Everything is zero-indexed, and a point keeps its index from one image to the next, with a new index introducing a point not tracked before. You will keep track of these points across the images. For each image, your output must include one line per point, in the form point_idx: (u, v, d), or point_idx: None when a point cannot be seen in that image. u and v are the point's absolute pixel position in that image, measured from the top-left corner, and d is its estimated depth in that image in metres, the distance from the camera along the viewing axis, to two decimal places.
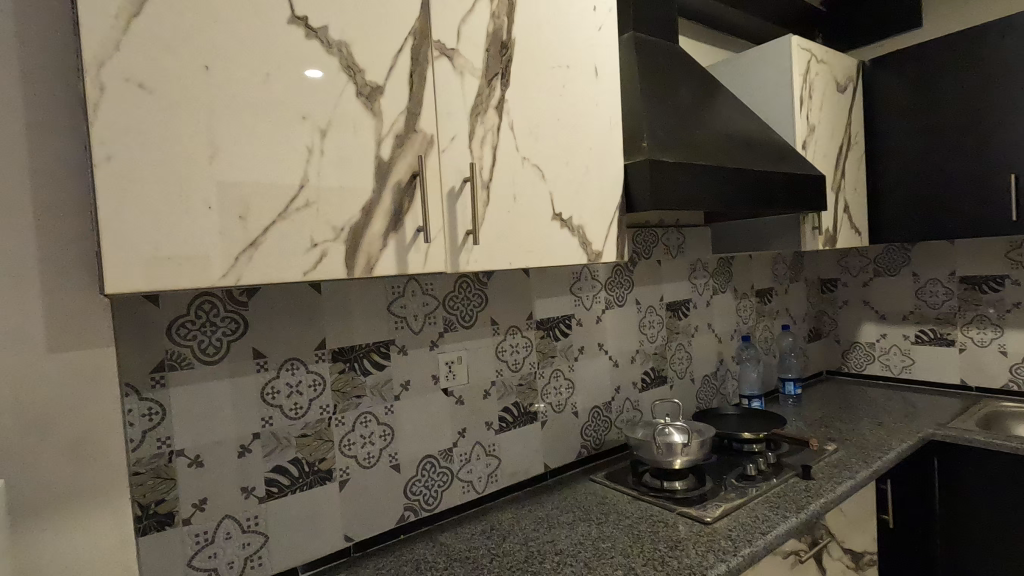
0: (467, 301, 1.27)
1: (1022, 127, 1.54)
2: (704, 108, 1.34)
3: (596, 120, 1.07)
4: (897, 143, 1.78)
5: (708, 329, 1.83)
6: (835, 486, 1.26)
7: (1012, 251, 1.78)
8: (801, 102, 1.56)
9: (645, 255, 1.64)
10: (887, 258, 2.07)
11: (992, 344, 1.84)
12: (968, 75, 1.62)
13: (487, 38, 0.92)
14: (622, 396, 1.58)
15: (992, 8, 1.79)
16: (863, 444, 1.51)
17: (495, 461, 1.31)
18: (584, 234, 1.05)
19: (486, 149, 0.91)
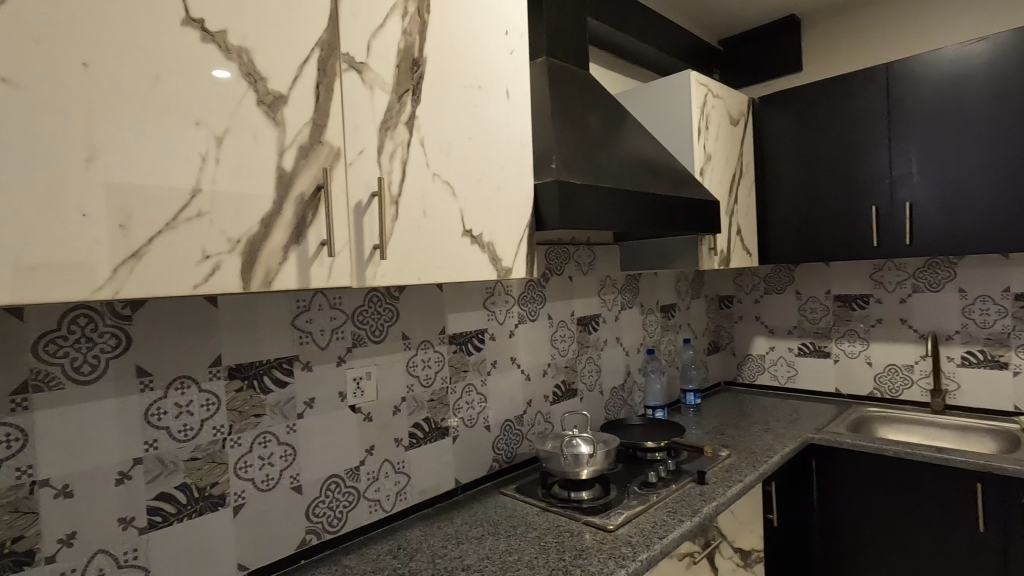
0: (377, 315, 1.25)
1: (880, 164, 1.75)
2: (611, 133, 1.42)
3: (506, 140, 1.10)
4: (782, 173, 1.97)
5: (616, 342, 1.91)
6: (726, 490, 1.35)
7: (876, 273, 2.01)
8: (699, 133, 1.69)
9: (557, 271, 1.70)
10: (775, 277, 2.27)
11: (861, 355, 2.06)
12: (839, 116, 1.82)
13: (398, 54, 0.92)
14: (534, 409, 1.61)
15: (858, 58, 2.02)
16: (752, 449, 1.63)
17: (404, 479, 1.29)
18: (494, 250, 1.07)
19: (396, 163, 0.91)
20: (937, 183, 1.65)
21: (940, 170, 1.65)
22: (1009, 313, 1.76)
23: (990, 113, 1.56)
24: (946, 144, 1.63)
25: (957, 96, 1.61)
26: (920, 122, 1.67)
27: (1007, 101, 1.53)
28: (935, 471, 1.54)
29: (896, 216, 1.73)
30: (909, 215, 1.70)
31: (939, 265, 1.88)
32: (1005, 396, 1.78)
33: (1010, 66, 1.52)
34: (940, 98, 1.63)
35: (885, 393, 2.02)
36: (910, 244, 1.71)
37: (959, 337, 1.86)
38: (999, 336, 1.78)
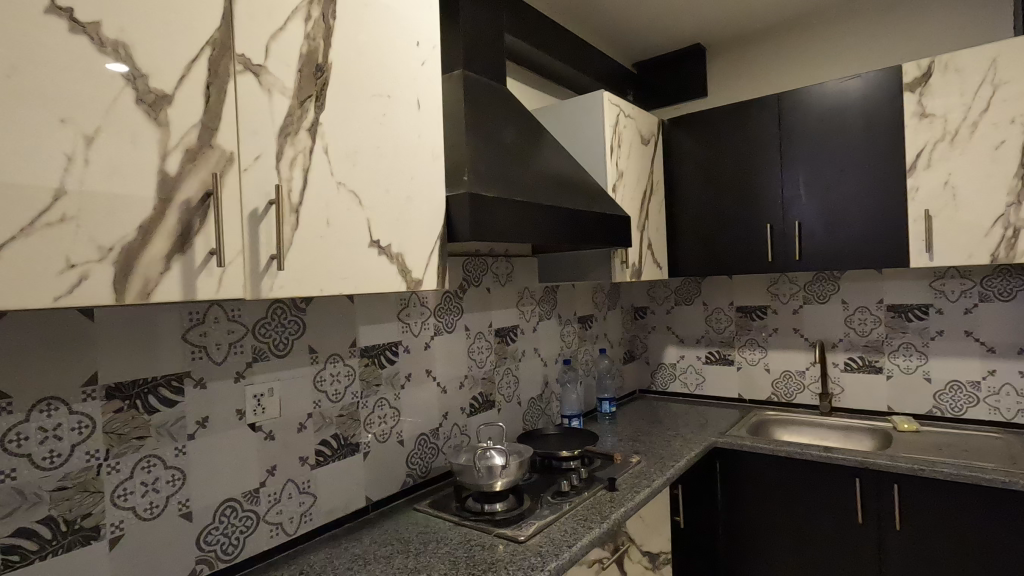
0: (282, 328, 1.19)
1: (774, 186, 1.90)
2: (527, 147, 1.45)
3: (417, 151, 1.09)
4: (689, 191, 2.09)
5: (534, 353, 1.93)
6: (635, 495, 1.40)
7: (772, 286, 2.17)
8: (611, 150, 1.76)
9: (474, 282, 1.70)
10: (684, 289, 2.39)
11: (760, 363, 2.21)
12: (738, 139, 1.96)
13: (300, 58, 0.89)
14: (450, 422, 1.59)
15: (755, 87, 2.19)
16: (661, 455, 1.70)
17: (310, 499, 1.23)
18: (403, 262, 1.06)
19: (296, 171, 0.88)
20: (822, 204, 1.81)
21: (824, 193, 1.81)
22: (883, 322, 1.95)
23: (864, 142, 1.73)
24: (828, 169, 1.80)
25: (837, 126, 1.77)
26: (807, 148, 1.83)
27: (879, 132, 1.70)
28: (821, 468, 1.67)
29: (788, 233, 1.88)
30: (798, 233, 1.85)
31: (825, 279, 2.06)
32: (880, 398, 1.97)
33: (880, 101, 1.69)
34: (823, 127, 1.80)
35: (781, 398, 2.17)
36: (799, 260, 1.86)
37: (842, 345, 2.03)
38: (875, 343, 1.97)
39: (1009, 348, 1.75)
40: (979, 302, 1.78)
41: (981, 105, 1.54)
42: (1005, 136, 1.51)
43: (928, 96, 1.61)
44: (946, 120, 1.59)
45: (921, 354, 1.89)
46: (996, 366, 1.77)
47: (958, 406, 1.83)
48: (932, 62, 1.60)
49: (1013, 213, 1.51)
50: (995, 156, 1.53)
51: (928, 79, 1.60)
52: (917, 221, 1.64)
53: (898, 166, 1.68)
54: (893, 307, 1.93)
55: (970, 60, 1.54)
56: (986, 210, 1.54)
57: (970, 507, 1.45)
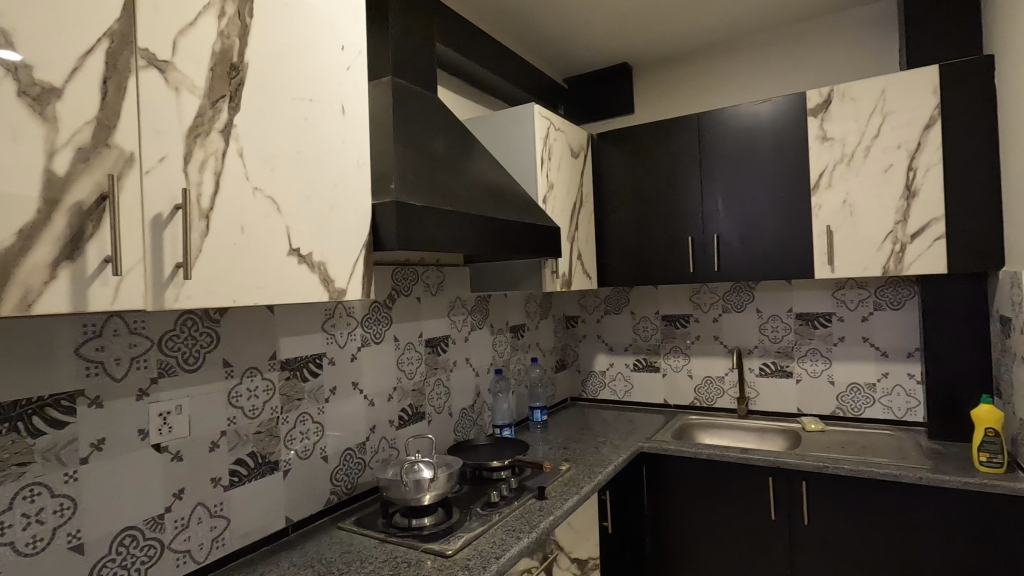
0: (192, 341, 1.12)
1: (695, 201, 2.00)
2: (457, 157, 1.44)
3: (342, 157, 1.06)
4: (617, 204, 2.16)
5: (466, 363, 1.92)
6: (564, 503, 1.41)
7: (694, 295, 2.28)
8: (542, 163, 1.79)
9: (404, 292, 1.67)
10: (613, 299, 2.46)
11: (683, 369, 2.31)
12: (662, 155, 2.05)
13: (213, 56, 0.85)
14: (377, 436, 1.55)
15: (677, 106, 2.30)
16: (590, 462, 1.73)
17: (223, 523, 1.15)
18: (326, 271, 1.02)
19: (206, 174, 0.83)
20: (737, 218, 1.92)
21: (739, 208, 1.92)
22: (792, 330, 2.09)
23: (774, 162, 1.85)
24: (743, 185, 1.91)
25: (751, 146, 1.89)
26: (724, 165, 1.94)
27: (787, 152, 1.83)
28: (739, 470, 1.75)
29: (707, 245, 1.98)
30: (717, 246, 1.95)
31: (741, 289, 2.18)
32: (791, 401, 2.10)
33: (787, 125, 1.82)
34: (739, 147, 1.91)
35: (703, 402, 2.27)
36: (717, 271, 1.96)
37: (757, 351, 2.16)
38: (786, 350, 2.10)
39: (900, 352, 1.91)
40: (874, 311, 1.95)
41: (872, 132, 1.69)
42: (893, 160, 1.67)
43: (828, 122, 1.75)
44: (844, 143, 1.73)
45: (825, 358, 2.03)
46: (889, 369, 1.93)
47: (857, 406, 1.98)
48: (831, 90, 1.74)
49: (900, 230, 1.66)
50: (885, 177, 1.68)
51: (828, 106, 1.75)
52: (820, 236, 1.78)
53: (804, 185, 1.81)
54: (801, 315, 2.07)
55: (863, 90, 1.69)
56: (878, 227, 1.69)
57: (867, 500, 1.57)
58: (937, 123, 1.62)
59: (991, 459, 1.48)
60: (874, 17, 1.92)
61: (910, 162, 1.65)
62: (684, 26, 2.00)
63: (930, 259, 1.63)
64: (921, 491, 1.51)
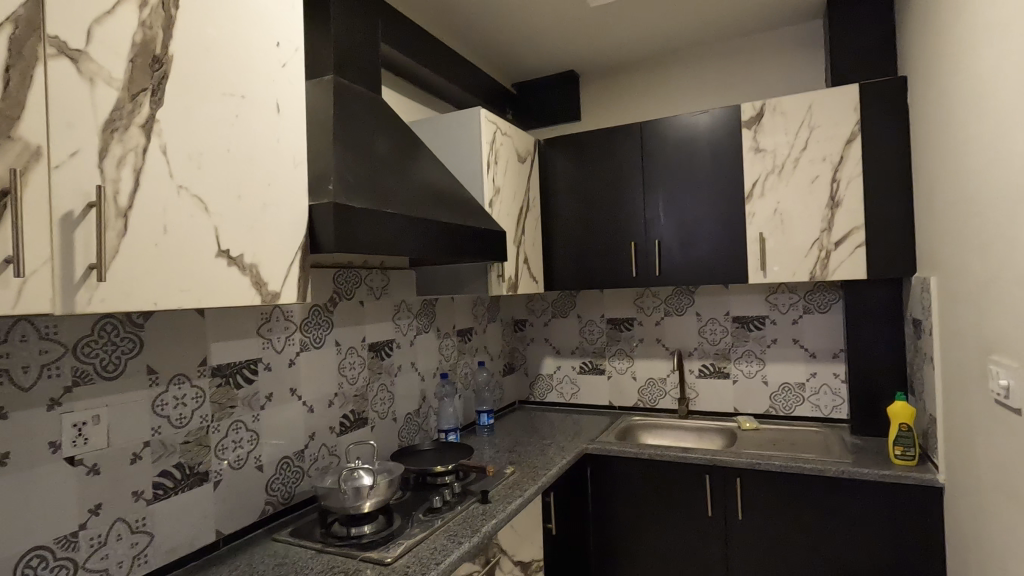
0: (112, 347, 1.05)
1: (637, 207, 2.05)
2: (401, 159, 1.43)
3: (276, 157, 1.03)
4: (564, 208, 2.19)
5: (411, 368, 1.90)
6: (507, 506, 1.42)
7: (638, 299, 2.34)
8: (488, 167, 1.79)
9: (347, 295, 1.64)
10: (561, 302, 2.50)
11: (628, 371, 2.36)
12: (607, 162, 2.10)
13: (133, 47, 0.81)
14: (317, 443, 1.51)
15: (622, 114, 2.36)
16: (534, 464, 1.74)
17: (145, 539, 1.09)
18: (258, 273, 0.99)
19: (125, 171, 0.79)
20: (677, 224, 1.99)
21: (679, 215, 1.99)
22: (729, 332, 2.18)
23: (712, 171, 1.93)
24: (683, 193, 1.98)
25: (690, 155, 1.96)
26: (665, 173, 2.00)
27: (723, 162, 1.91)
28: (679, 468, 1.81)
29: (649, 251, 2.03)
30: (658, 251, 2.01)
31: (682, 293, 2.26)
32: (728, 401, 2.18)
33: (723, 135, 1.90)
34: (679, 155, 1.97)
35: (646, 404, 2.33)
36: (659, 275, 2.02)
37: (697, 353, 2.23)
38: (723, 351, 2.19)
39: (826, 353, 2.03)
40: (803, 314, 2.05)
41: (801, 144, 1.79)
42: (819, 172, 1.77)
43: (760, 134, 1.84)
44: (776, 154, 1.82)
45: (760, 360, 2.13)
46: (817, 369, 2.04)
47: (788, 405, 2.08)
48: (764, 104, 1.83)
49: (825, 238, 1.76)
50: (812, 188, 1.78)
51: (760, 119, 1.83)
52: (753, 242, 1.86)
53: (739, 193, 1.89)
54: (737, 318, 2.16)
55: (792, 105, 1.79)
56: (807, 234, 1.79)
57: (796, 494, 1.65)
58: (858, 138, 1.73)
59: (904, 452, 1.59)
60: (803, 36, 2.03)
61: (835, 173, 1.75)
62: (627, 37, 2.05)
63: (851, 265, 1.74)
64: (843, 484, 1.60)
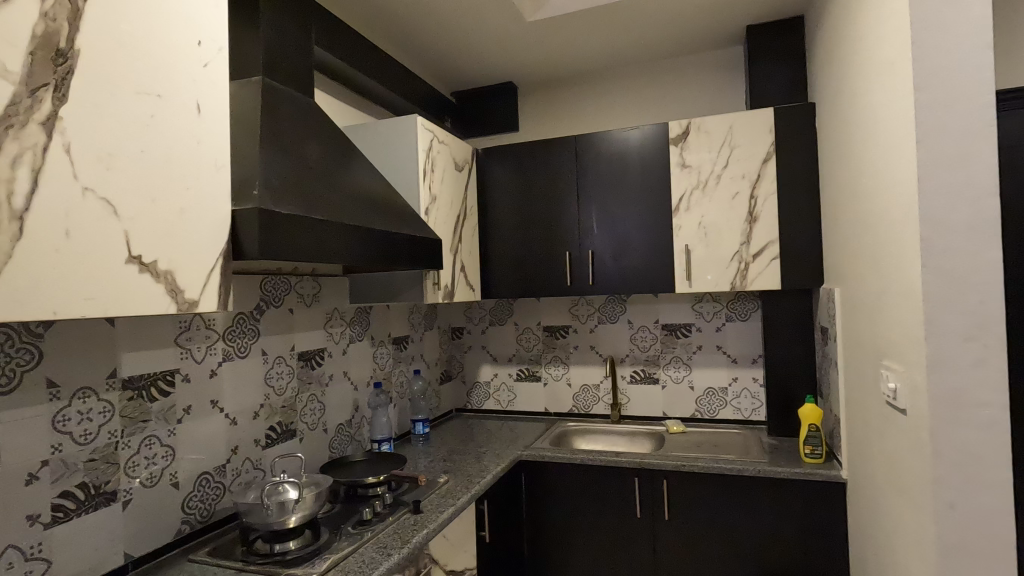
0: (5, 359, 0.97)
1: (572, 217, 2.11)
2: (333, 165, 1.40)
3: (195, 159, 0.99)
4: (501, 216, 2.21)
5: (344, 377, 1.86)
6: (439, 515, 1.41)
7: (573, 307, 2.39)
8: (424, 175, 1.79)
9: (275, 303, 1.58)
10: (498, 310, 2.52)
11: (563, 378, 2.41)
12: (543, 173, 2.15)
13: (34, 39, 0.75)
14: (240, 457, 1.45)
15: (559, 126, 2.41)
16: (469, 472, 1.74)
17: (42, 566, 1.01)
18: (173, 280, 0.94)
19: (21, 171, 0.73)
20: (609, 235, 2.06)
21: (611, 226, 2.05)
22: (659, 339, 2.26)
23: (642, 184, 2.01)
24: (615, 204, 2.05)
25: (622, 168, 2.03)
26: (598, 185, 2.07)
27: (652, 177, 1.99)
28: (610, 472, 1.86)
29: (583, 260, 2.09)
30: (591, 261, 2.07)
31: (615, 301, 2.33)
32: (657, 405, 2.27)
33: (652, 151, 1.99)
34: (612, 168, 2.04)
35: (580, 410, 2.39)
36: (592, 284, 2.08)
37: (629, 359, 2.31)
38: (653, 358, 2.27)
39: (746, 359, 2.15)
40: (726, 322, 2.17)
41: (723, 162, 1.90)
42: (739, 189, 1.88)
43: (686, 151, 1.94)
44: (700, 171, 1.92)
45: (686, 365, 2.22)
46: (738, 374, 2.15)
47: (712, 408, 2.19)
48: (689, 123, 1.93)
49: (744, 250, 1.88)
50: (732, 203, 1.89)
51: (686, 137, 1.93)
52: (679, 254, 1.96)
53: (667, 207, 1.98)
54: (666, 326, 2.25)
55: (714, 125, 1.90)
56: (728, 247, 1.89)
57: (717, 494, 1.74)
58: (772, 158, 1.85)
59: (813, 451, 1.71)
60: (726, 60, 2.16)
61: (752, 190, 1.87)
62: (562, 52, 2.11)
63: (766, 276, 1.86)
64: (759, 483, 1.70)
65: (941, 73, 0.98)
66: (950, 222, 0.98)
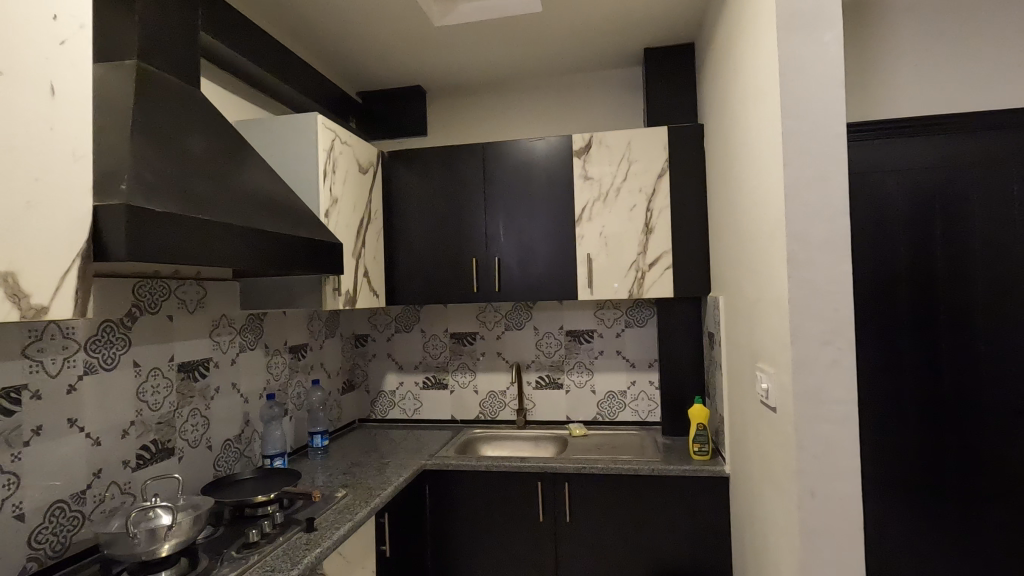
0: None
1: (479, 224, 2.11)
2: (221, 161, 1.30)
3: (46, 145, 0.88)
4: (407, 221, 2.17)
5: (232, 389, 1.72)
6: (334, 532, 1.35)
7: (480, 314, 2.40)
8: (325, 176, 1.71)
9: (150, 309, 1.44)
10: (404, 317, 2.46)
11: (470, 385, 2.40)
12: (450, 178, 2.13)
13: None
14: (104, 481, 1.29)
15: (467, 133, 2.42)
16: (369, 485, 1.68)
17: None
18: (16, 283, 0.82)
19: None
20: (515, 243, 2.08)
21: (517, 234, 2.08)
22: (563, 345, 2.32)
23: (547, 194, 2.06)
24: (521, 213, 2.08)
25: (528, 178, 2.07)
26: (504, 193, 2.09)
27: (557, 187, 2.05)
28: (514, 478, 1.87)
29: (489, 267, 2.10)
30: (498, 268, 2.09)
31: (521, 308, 2.36)
32: (561, 410, 2.33)
33: (557, 162, 2.04)
34: (518, 177, 2.08)
35: (486, 416, 2.39)
36: (498, 291, 2.09)
37: (534, 365, 2.35)
38: (557, 363, 2.33)
39: (644, 363, 2.26)
40: (625, 328, 2.27)
41: (622, 176, 1.99)
42: (636, 202, 1.98)
43: (588, 163, 2.01)
44: (601, 183, 2.01)
45: (589, 370, 2.30)
46: (636, 377, 2.26)
47: (612, 411, 2.28)
48: (591, 137, 2.00)
49: (642, 260, 1.98)
50: (630, 215, 1.99)
51: (588, 150, 2.01)
52: (582, 263, 2.02)
53: (570, 217, 2.04)
54: (570, 332, 2.32)
55: (614, 140, 1.99)
56: (626, 257, 1.99)
57: (616, 493, 1.80)
58: (666, 174, 1.97)
59: (701, 449, 1.82)
60: (625, 80, 2.28)
61: (648, 204, 1.98)
62: (470, 59, 2.12)
63: (660, 285, 1.97)
64: (653, 482, 1.78)
65: (804, 104, 1.09)
66: (810, 238, 1.09)
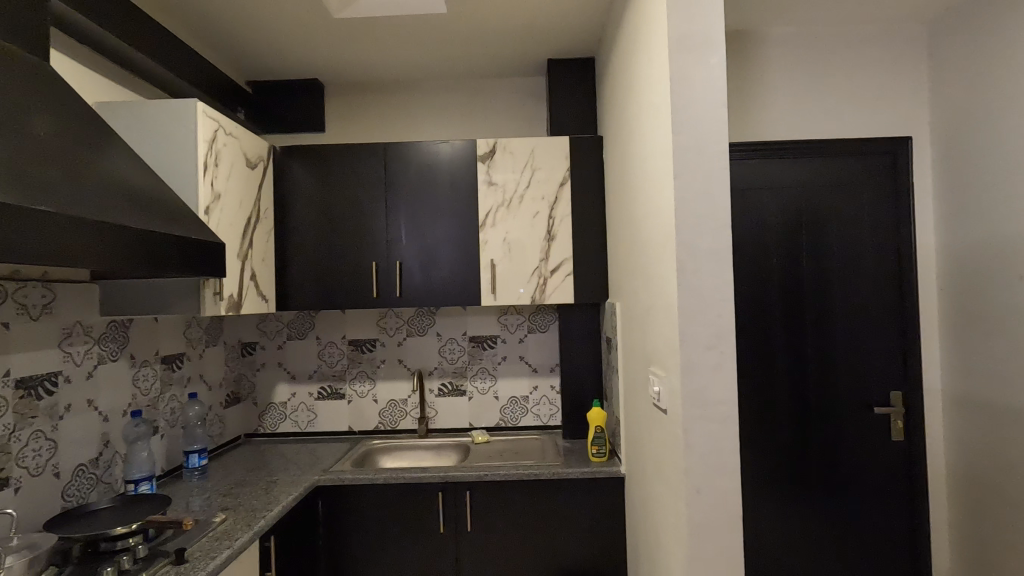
0: None
1: (379, 227, 2.03)
2: (73, 145, 1.13)
3: None
4: (302, 221, 2.04)
5: (88, 406, 1.51)
6: (208, 563, 1.21)
7: (381, 319, 2.31)
8: (205, 170, 1.56)
9: None
10: (297, 323, 2.31)
11: (369, 394, 2.30)
12: (349, 178, 2.04)
13: None
14: None
15: (368, 132, 2.33)
16: (252, 507, 1.54)
17: None
18: None
19: None
20: (418, 247, 2.03)
21: (420, 238, 2.03)
22: (466, 351, 2.30)
23: (450, 198, 2.03)
24: (424, 216, 2.03)
25: (431, 180, 2.02)
26: (407, 196, 2.03)
27: (461, 191, 2.02)
28: (414, 490, 1.81)
29: (390, 272, 2.03)
30: (399, 272, 2.02)
31: (424, 314, 2.30)
32: (464, 417, 2.30)
33: (461, 166, 2.02)
34: (421, 180, 2.03)
35: (386, 426, 2.30)
36: (399, 296, 2.03)
37: (436, 372, 2.30)
38: (460, 369, 2.30)
39: (546, 368, 2.29)
40: (528, 333, 2.29)
41: (525, 182, 2.01)
42: (539, 209, 2.01)
43: (493, 169, 2.01)
44: (505, 189, 2.01)
45: (492, 376, 2.29)
46: (538, 382, 2.29)
47: (514, 416, 2.29)
48: (496, 143, 2.01)
49: (544, 266, 2.00)
50: (533, 222, 2.01)
51: (492, 155, 2.01)
52: (485, 268, 2.01)
53: (474, 221, 2.03)
54: (473, 337, 2.30)
55: (518, 146, 2.00)
56: (528, 263, 2.01)
57: (517, 498, 1.80)
58: (567, 183, 2.02)
59: (598, 450, 1.88)
60: (529, 88, 2.31)
61: (550, 211, 2.01)
62: (371, 55, 2.04)
63: (562, 291, 2.01)
64: (553, 485, 1.81)
65: (692, 122, 1.15)
66: (697, 248, 1.15)
